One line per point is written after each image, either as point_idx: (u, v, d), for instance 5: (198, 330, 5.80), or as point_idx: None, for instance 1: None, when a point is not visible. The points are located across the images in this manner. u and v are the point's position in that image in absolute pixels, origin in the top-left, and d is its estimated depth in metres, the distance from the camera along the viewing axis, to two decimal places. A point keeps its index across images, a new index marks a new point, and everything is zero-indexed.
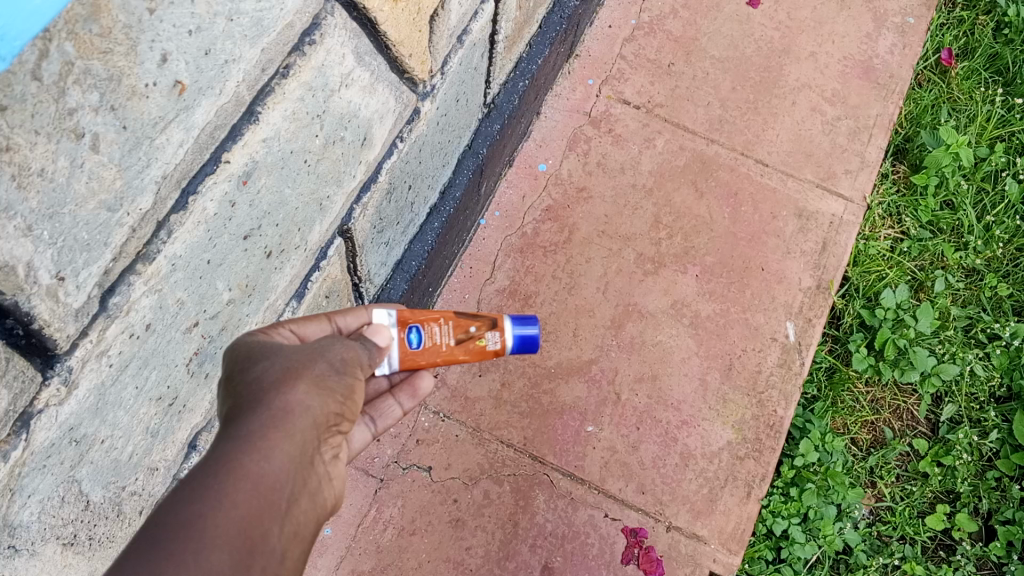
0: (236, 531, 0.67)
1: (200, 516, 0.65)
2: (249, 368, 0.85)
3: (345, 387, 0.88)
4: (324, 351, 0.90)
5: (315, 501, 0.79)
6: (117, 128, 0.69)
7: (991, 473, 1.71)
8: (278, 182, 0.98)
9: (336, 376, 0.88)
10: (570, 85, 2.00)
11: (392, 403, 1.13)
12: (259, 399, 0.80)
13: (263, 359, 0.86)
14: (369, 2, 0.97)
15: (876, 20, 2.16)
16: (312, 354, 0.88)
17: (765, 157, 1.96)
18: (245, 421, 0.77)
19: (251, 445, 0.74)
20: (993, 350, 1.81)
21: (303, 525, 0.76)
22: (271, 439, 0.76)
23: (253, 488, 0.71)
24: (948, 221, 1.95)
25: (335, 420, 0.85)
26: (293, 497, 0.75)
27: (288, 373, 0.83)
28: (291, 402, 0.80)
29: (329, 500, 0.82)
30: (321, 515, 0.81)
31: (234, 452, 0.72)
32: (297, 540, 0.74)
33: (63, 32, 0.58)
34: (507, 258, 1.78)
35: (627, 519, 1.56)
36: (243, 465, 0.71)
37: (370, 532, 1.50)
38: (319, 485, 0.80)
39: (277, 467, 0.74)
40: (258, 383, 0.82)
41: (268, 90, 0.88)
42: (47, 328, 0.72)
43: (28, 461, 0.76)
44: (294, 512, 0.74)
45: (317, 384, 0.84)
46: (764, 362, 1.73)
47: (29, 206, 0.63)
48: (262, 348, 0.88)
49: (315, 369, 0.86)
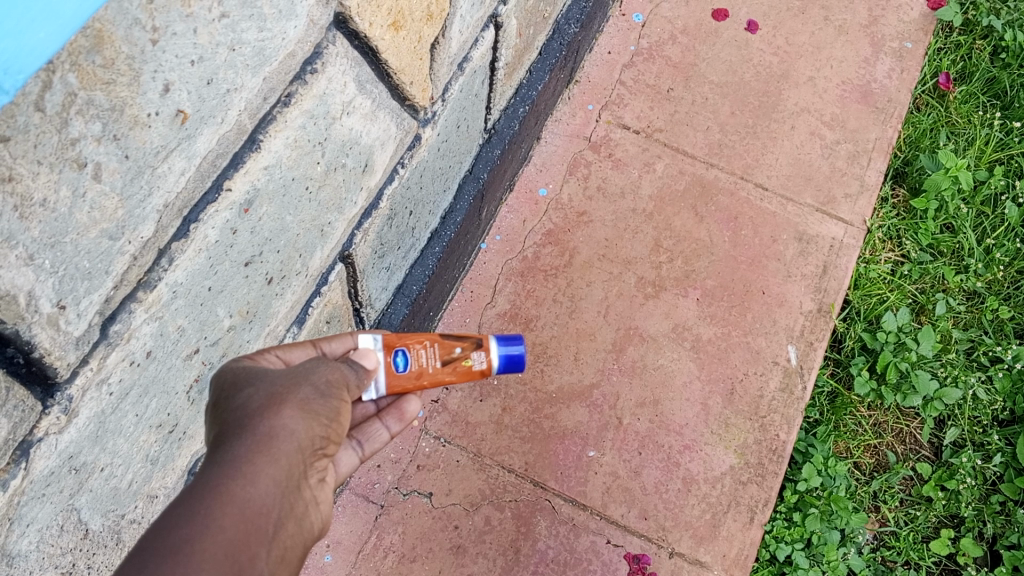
0: (224, 555, 0.67)
1: (186, 541, 0.65)
2: (234, 396, 0.84)
3: (331, 410, 0.87)
4: (309, 374, 0.89)
5: (302, 526, 0.79)
6: (120, 158, 0.69)
7: (994, 498, 1.69)
8: (279, 209, 0.99)
9: (322, 399, 0.87)
10: (570, 110, 2.02)
11: (379, 427, 1.11)
12: (244, 425, 0.79)
13: (248, 386, 0.85)
14: (370, 31, 0.99)
15: (873, 45, 2.18)
16: (298, 378, 0.88)
17: (764, 181, 1.96)
18: (230, 446, 0.76)
19: (236, 471, 0.73)
20: (996, 373, 1.80)
21: (289, 549, 0.76)
22: (257, 464, 0.75)
23: (238, 514, 0.70)
24: (949, 244, 1.95)
25: (322, 444, 0.84)
26: (280, 522, 0.75)
27: (272, 400, 0.83)
28: (275, 427, 0.80)
29: (316, 525, 0.82)
30: (309, 539, 0.81)
31: (221, 478, 0.72)
32: (284, 564, 0.74)
33: (66, 64, 0.59)
34: (507, 282, 1.79)
35: (629, 545, 1.54)
36: (228, 492, 0.71)
37: (370, 559, 1.48)
38: (306, 509, 0.79)
39: (264, 491, 0.74)
40: (244, 410, 0.82)
41: (269, 118, 0.89)
42: (47, 356, 0.72)
43: (27, 491, 0.76)
44: (280, 537, 0.74)
45: (303, 409, 0.84)
46: (766, 386, 1.72)
47: (31, 236, 0.63)
48: (249, 375, 0.88)
49: (301, 393, 0.85)
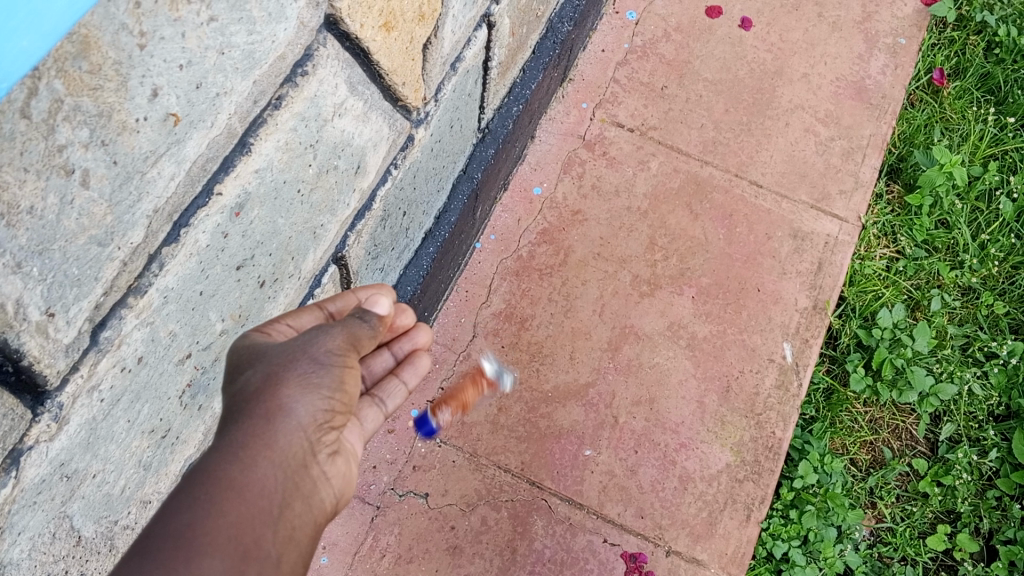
0: (227, 539, 0.67)
1: (189, 526, 0.65)
2: (235, 380, 0.82)
3: (333, 380, 0.83)
4: (308, 345, 0.84)
5: (311, 503, 0.78)
6: (108, 164, 0.68)
7: (991, 493, 1.69)
8: (271, 213, 0.98)
9: (321, 370, 0.82)
10: (564, 109, 2.01)
11: (397, 383, 1.09)
12: (241, 410, 0.77)
13: (248, 368, 0.82)
14: (360, 32, 0.98)
15: (867, 41, 2.17)
16: (296, 352, 0.83)
17: (759, 178, 1.96)
18: (227, 432, 0.75)
19: (234, 456, 0.72)
20: (991, 368, 1.80)
21: (298, 528, 0.75)
22: (256, 447, 0.74)
23: (240, 498, 0.70)
24: (943, 239, 1.95)
25: (326, 418, 0.82)
26: (285, 503, 0.74)
27: (269, 381, 0.79)
28: (273, 408, 0.77)
29: (328, 501, 0.81)
30: (320, 517, 0.80)
31: (219, 464, 0.71)
32: (293, 544, 0.73)
33: (52, 70, 0.58)
34: (503, 281, 1.78)
35: (626, 544, 1.54)
36: (229, 476, 0.71)
37: (367, 560, 1.48)
38: (313, 487, 0.79)
39: (265, 475, 0.73)
40: (242, 394, 0.79)
41: (259, 121, 0.88)
42: (37, 364, 0.71)
43: (17, 499, 0.75)
44: (287, 517, 0.74)
45: (303, 385, 0.80)
46: (762, 383, 1.72)
47: (19, 244, 0.63)
48: (250, 354, 0.84)
49: (299, 369, 0.81)
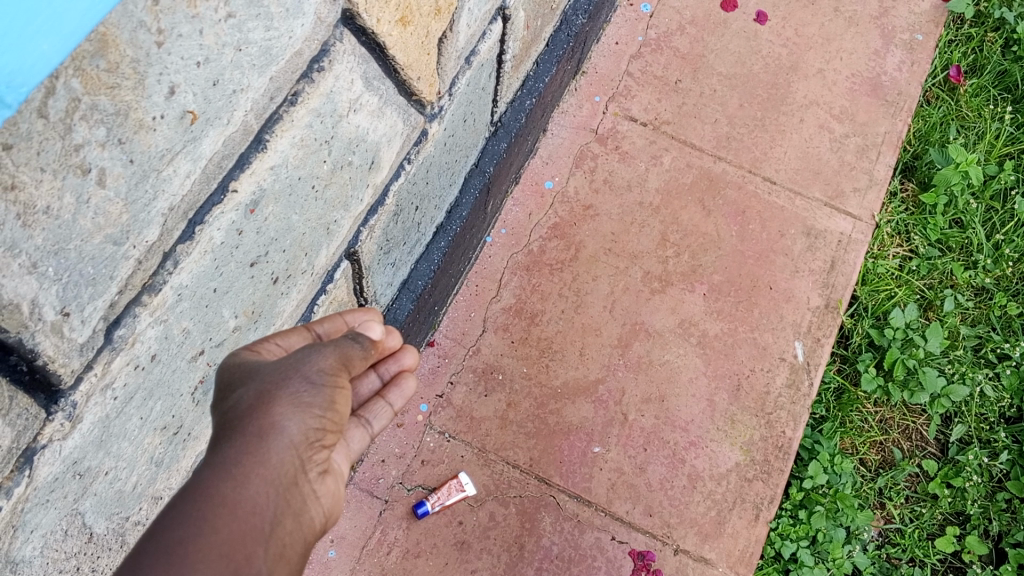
0: (219, 556, 0.65)
1: (179, 542, 0.64)
2: (227, 397, 0.80)
3: (325, 399, 0.81)
4: (300, 363, 0.82)
5: (301, 521, 0.77)
6: (124, 162, 0.67)
7: (1001, 495, 1.68)
8: (285, 209, 0.97)
9: (313, 390, 0.81)
10: (576, 102, 1.99)
11: (383, 404, 1.05)
12: (233, 426, 0.75)
13: (240, 385, 0.80)
14: (377, 27, 0.96)
15: (884, 37, 2.15)
16: (288, 370, 0.81)
17: (772, 175, 1.94)
18: (219, 449, 0.73)
19: (227, 472, 0.71)
20: (1003, 370, 1.79)
21: (289, 546, 0.74)
22: (250, 463, 0.73)
23: (232, 515, 0.68)
24: (957, 239, 1.93)
25: (318, 437, 0.80)
26: (276, 521, 0.73)
27: (262, 399, 0.78)
28: (265, 426, 0.76)
29: (318, 519, 0.80)
30: (309, 534, 0.79)
31: (210, 480, 0.70)
32: (283, 561, 0.72)
33: (70, 69, 0.57)
34: (512, 276, 1.77)
35: (634, 542, 1.54)
36: (221, 493, 0.69)
37: (374, 555, 1.48)
38: (305, 504, 0.78)
39: (256, 491, 0.72)
40: (234, 412, 0.77)
41: (275, 118, 0.87)
42: (52, 363, 0.71)
43: (31, 497, 0.75)
44: (278, 534, 0.73)
45: (295, 404, 0.78)
46: (773, 382, 1.71)
47: (34, 244, 0.62)
48: (242, 371, 0.82)
49: (290, 388, 0.79)
